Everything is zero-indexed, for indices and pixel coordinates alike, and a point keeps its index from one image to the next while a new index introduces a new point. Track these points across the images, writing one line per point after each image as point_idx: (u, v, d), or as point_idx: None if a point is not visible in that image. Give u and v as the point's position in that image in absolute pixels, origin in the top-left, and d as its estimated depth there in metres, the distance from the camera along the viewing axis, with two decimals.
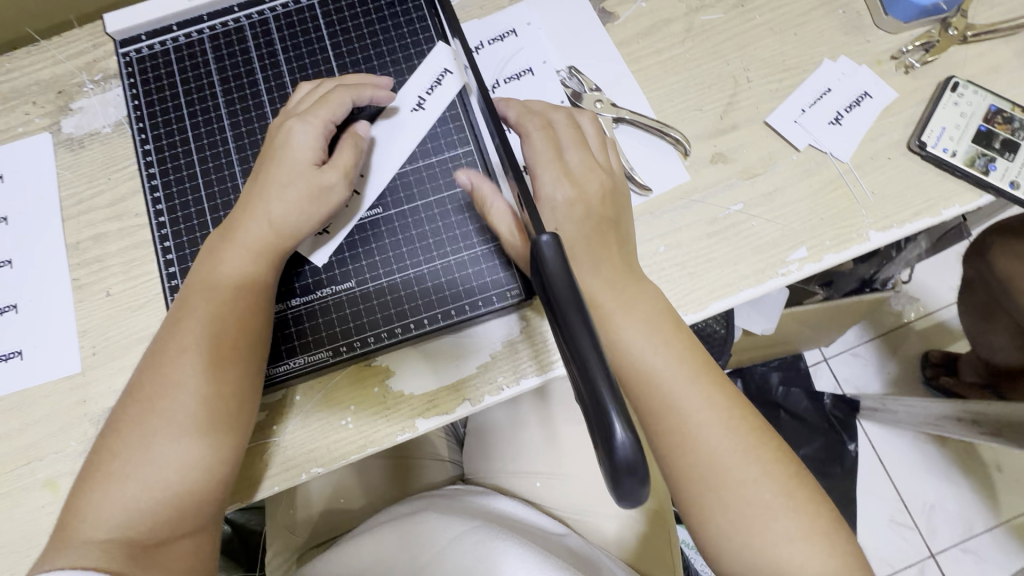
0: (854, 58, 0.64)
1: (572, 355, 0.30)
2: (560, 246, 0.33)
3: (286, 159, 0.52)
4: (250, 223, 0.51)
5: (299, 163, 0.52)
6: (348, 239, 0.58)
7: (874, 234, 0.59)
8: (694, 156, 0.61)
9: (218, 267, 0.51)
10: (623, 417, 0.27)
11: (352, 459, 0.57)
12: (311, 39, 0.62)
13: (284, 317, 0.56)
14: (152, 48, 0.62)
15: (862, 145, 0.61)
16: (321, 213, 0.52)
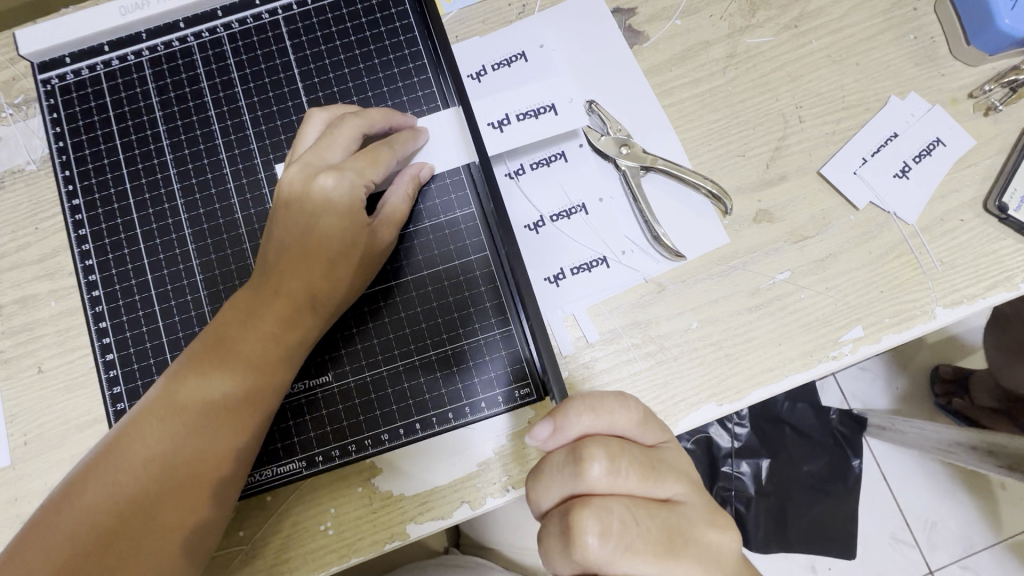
0: (925, 96, 0.54)
1: None
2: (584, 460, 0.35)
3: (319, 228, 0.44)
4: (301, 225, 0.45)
5: (327, 227, 0.44)
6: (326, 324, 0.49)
7: (941, 311, 0.51)
8: (735, 214, 0.52)
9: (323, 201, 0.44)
10: None
11: (332, 570, 0.49)
12: (277, 66, 0.51)
13: None
14: (78, 75, 0.50)
15: (932, 203, 0.52)
16: (347, 267, 0.45)
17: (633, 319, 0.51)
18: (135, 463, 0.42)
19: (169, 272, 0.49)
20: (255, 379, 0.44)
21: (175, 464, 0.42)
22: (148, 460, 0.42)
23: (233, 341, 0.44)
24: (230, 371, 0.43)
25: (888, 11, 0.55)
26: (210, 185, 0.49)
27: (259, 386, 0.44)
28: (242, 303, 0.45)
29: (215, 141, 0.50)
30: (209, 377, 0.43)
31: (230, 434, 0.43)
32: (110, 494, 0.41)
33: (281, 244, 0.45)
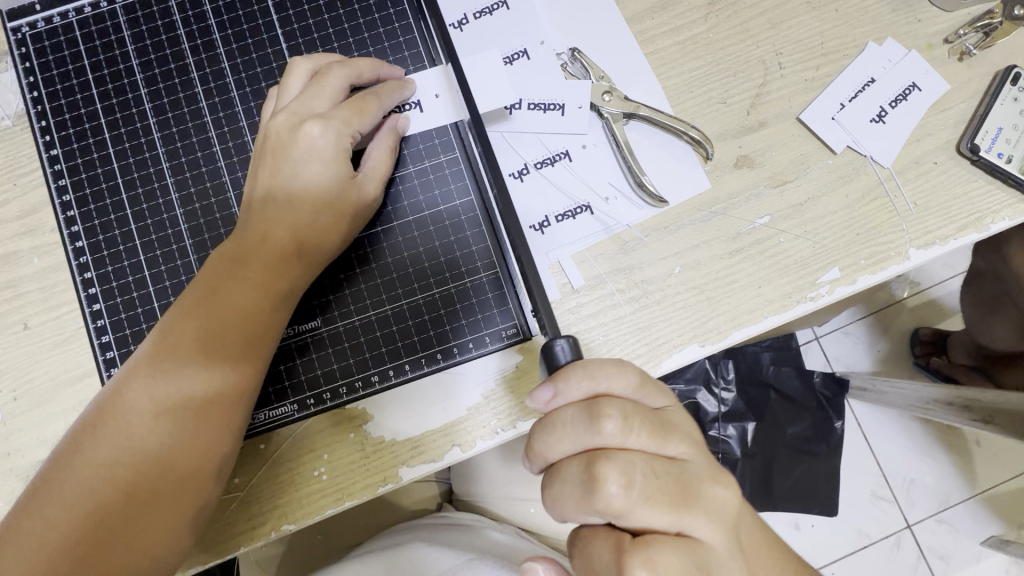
0: (902, 41, 0.54)
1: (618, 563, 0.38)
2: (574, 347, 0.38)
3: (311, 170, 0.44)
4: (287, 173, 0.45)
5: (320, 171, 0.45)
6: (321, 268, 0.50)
7: (914, 252, 0.53)
8: (717, 160, 0.53)
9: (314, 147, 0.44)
10: None
11: (327, 513, 0.51)
12: (254, 11, 0.50)
13: None
14: (50, 22, 0.49)
15: (907, 146, 0.53)
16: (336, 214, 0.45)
17: (618, 265, 0.52)
18: (140, 421, 0.42)
19: (153, 221, 0.49)
20: (245, 334, 0.44)
21: (181, 418, 0.42)
22: (151, 416, 0.42)
23: (222, 302, 0.44)
24: (226, 324, 0.44)
25: None
26: (191, 134, 0.49)
27: (257, 336, 0.44)
28: (234, 257, 0.45)
29: (194, 89, 0.49)
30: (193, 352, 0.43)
31: (228, 392, 0.43)
32: (118, 451, 0.41)
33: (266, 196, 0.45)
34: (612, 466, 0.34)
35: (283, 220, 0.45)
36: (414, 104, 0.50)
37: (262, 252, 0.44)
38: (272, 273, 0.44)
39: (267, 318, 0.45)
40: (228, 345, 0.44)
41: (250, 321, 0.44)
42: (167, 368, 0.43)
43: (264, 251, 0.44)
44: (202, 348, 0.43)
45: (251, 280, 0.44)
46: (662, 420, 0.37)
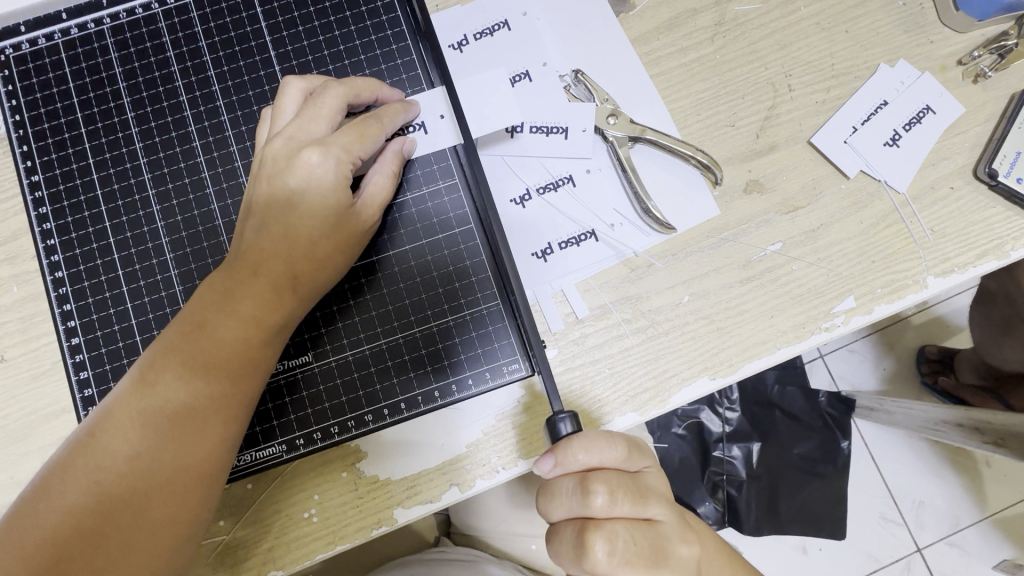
0: (915, 63, 0.53)
1: None
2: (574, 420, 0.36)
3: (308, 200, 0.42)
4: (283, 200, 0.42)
5: (316, 202, 0.42)
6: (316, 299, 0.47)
7: (932, 281, 0.50)
8: (726, 185, 0.51)
9: (313, 174, 0.42)
10: None
11: (317, 558, 0.48)
12: (247, 34, 0.48)
13: None
14: (35, 44, 0.48)
15: (923, 171, 0.52)
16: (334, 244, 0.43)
17: (624, 294, 0.50)
18: (117, 458, 0.39)
19: (137, 250, 0.46)
20: (236, 364, 0.41)
21: (160, 456, 0.40)
22: (130, 453, 0.39)
23: (210, 330, 0.41)
24: (210, 357, 0.41)
25: None
26: (179, 159, 0.47)
27: (244, 373, 0.42)
28: (220, 287, 0.42)
29: (183, 113, 0.47)
30: (178, 381, 0.41)
31: (214, 425, 0.41)
32: (95, 484, 0.39)
33: (261, 222, 0.43)
34: (600, 535, 0.35)
35: (276, 249, 0.42)
36: (421, 129, 0.48)
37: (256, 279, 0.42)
38: (260, 304, 0.42)
39: (258, 352, 0.42)
40: (216, 376, 0.41)
41: (236, 355, 0.42)
42: (148, 403, 0.40)
43: (253, 281, 0.42)
44: (184, 383, 0.41)
45: (242, 308, 0.42)
46: (644, 485, 0.37)
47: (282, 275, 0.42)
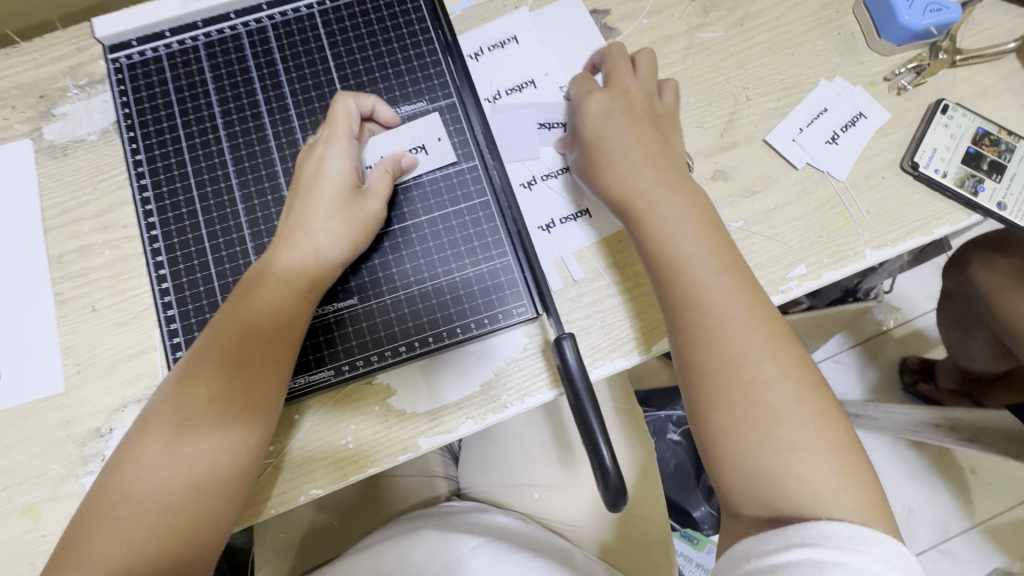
0: (849, 79, 0.65)
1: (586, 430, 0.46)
2: (575, 346, 0.49)
3: (321, 184, 0.53)
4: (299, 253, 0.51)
5: (329, 185, 0.53)
6: (364, 252, 0.57)
7: (870, 252, 0.61)
8: (696, 173, 0.62)
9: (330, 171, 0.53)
10: (609, 451, 0.45)
11: (351, 480, 0.56)
12: (312, 48, 0.59)
13: None
14: (143, 54, 0.58)
15: (858, 164, 0.63)
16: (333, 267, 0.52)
17: (613, 260, 0.60)
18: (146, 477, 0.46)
19: (218, 215, 0.55)
20: (240, 406, 0.48)
21: (184, 471, 0.46)
22: (165, 478, 0.46)
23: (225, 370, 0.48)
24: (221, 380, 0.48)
25: (816, 13, 0.67)
26: (254, 142, 0.57)
27: (256, 402, 0.49)
28: (229, 317, 0.50)
29: (259, 108, 0.57)
30: (193, 415, 0.48)
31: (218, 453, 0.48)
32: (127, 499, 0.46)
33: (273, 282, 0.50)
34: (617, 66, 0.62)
35: (291, 259, 0.51)
36: (423, 149, 0.58)
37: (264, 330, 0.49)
38: (265, 323, 0.49)
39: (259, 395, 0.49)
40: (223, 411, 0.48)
41: (243, 372, 0.48)
42: (175, 429, 0.47)
43: (258, 308, 0.50)
44: (205, 403, 0.48)
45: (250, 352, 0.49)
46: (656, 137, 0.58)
47: (304, 270, 0.51)
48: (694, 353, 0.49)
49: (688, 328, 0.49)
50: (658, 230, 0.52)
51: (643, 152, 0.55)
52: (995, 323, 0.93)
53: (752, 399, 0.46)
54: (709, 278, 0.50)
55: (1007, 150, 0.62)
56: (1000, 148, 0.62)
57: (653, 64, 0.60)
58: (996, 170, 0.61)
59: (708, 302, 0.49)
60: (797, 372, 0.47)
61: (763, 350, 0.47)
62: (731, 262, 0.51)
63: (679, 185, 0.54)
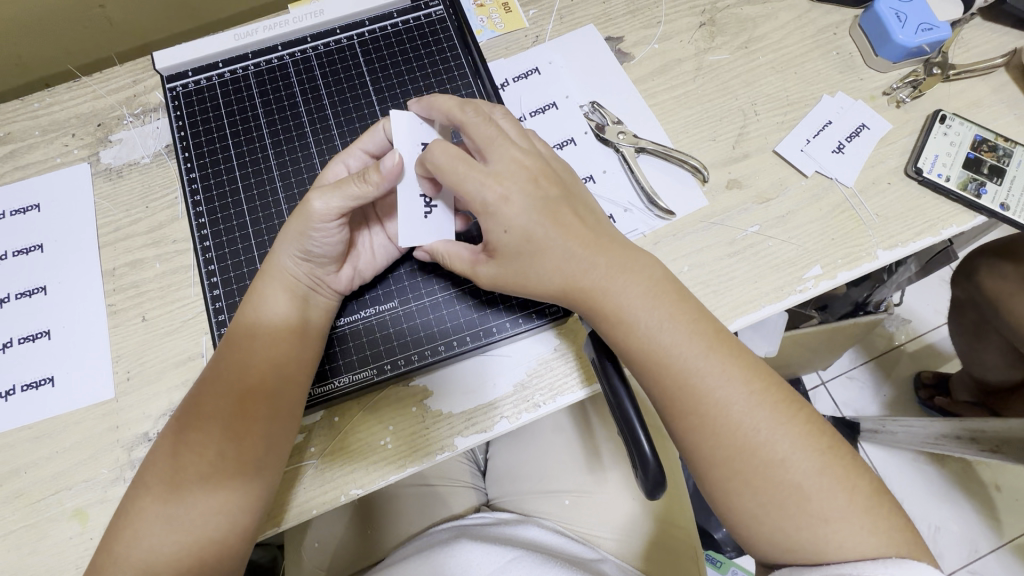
0: (850, 94, 0.69)
1: (626, 423, 0.48)
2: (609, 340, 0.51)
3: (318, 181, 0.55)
4: (276, 300, 0.52)
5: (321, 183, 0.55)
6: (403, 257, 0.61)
7: (882, 253, 0.63)
8: (711, 182, 0.66)
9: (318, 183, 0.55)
10: (648, 439, 0.47)
11: (390, 480, 0.57)
12: (352, 75, 0.63)
13: (338, 334, 0.59)
14: (198, 83, 0.63)
15: (864, 171, 0.66)
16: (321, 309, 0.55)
17: None
18: (141, 540, 0.46)
19: (266, 227, 0.59)
20: (229, 458, 0.48)
21: (182, 530, 0.47)
22: (165, 535, 0.46)
23: (203, 428, 0.49)
24: (213, 441, 0.48)
25: (815, 36, 0.72)
26: (300, 161, 0.61)
27: (244, 453, 0.49)
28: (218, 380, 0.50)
29: (304, 129, 0.62)
30: (185, 473, 0.48)
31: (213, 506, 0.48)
32: (128, 557, 0.46)
33: (248, 337, 0.51)
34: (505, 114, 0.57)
35: (269, 308, 0.52)
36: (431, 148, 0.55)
37: (241, 385, 0.50)
38: (249, 377, 0.50)
39: (244, 447, 0.49)
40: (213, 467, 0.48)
41: (235, 431, 0.49)
42: (171, 491, 0.48)
43: (245, 360, 0.50)
44: (198, 463, 0.48)
45: (228, 406, 0.49)
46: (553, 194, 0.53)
47: (292, 321, 0.53)
48: (666, 405, 0.50)
49: (657, 382, 0.49)
50: (588, 285, 0.51)
51: (572, 238, 0.51)
52: (1006, 329, 0.95)
53: (725, 433, 0.47)
54: (657, 332, 0.49)
55: (1006, 156, 0.66)
56: (998, 154, 0.66)
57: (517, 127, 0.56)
58: (996, 173, 0.65)
59: (668, 357, 0.49)
60: (760, 397, 0.48)
61: (725, 382, 0.48)
62: (673, 300, 0.51)
63: (610, 262, 0.51)
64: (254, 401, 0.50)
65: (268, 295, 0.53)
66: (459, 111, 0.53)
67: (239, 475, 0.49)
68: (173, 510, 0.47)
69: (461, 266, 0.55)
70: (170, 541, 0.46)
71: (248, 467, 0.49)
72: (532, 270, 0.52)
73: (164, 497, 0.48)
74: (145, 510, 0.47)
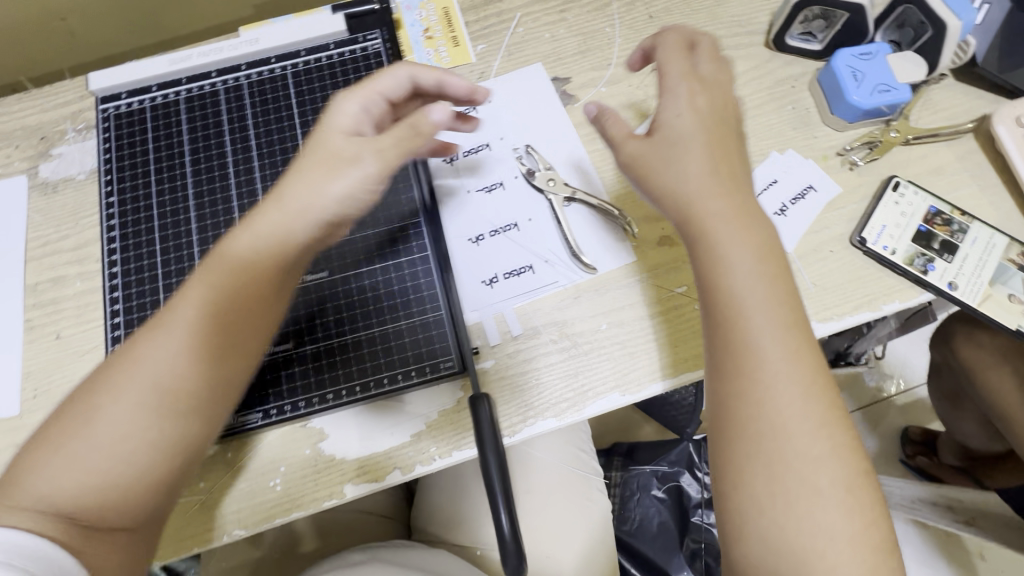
0: (801, 152, 0.66)
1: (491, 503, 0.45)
2: (489, 408, 0.49)
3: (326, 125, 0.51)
4: (260, 225, 0.47)
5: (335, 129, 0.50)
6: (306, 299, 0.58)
7: (815, 325, 0.60)
8: (642, 238, 0.63)
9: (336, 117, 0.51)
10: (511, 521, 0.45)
11: (276, 522, 0.56)
12: (281, 107, 0.63)
13: None
14: (130, 106, 0.63)
15: (807, 235, 0.63)
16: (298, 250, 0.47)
17: (553, 319, 0.61)
18: (69, 466, 0.41)
19: (175, 257, 0.58)
20: (179, 399, 0.43)
21: (102, 467, 0.41)
22: (86, 469, 0.41)
23: (164, 349, 0.43)
24: (208, 364, 0.44)
25: (772, 87, 0.69)
26: (217, 190, 0.60)
27: (210, 391, 0.45)
28: (189, 308, 0.45)
29: (226, 158, 0.61)
30: (132, 402, 0.42)
31: (149, 454, 0.43)
32: (50, 482, 0.41)
33: (232, 274, 0.46)
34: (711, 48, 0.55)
35: (250, 238, 0.47)
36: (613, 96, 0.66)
37: (201, 321, 0.44)
38: (227, 315, 0.45)
39: (197, 392, 0.44)
40: (162, 404, 0.43)
41: (234, 357, 0.46)
42: (97, 421, 0.42)
43: (225, 294, 0.45)
44: (141, 395, 0.43)
45: (186, 342, 0.44)
46: (739, 174, 0.50)
47: (257, 264, 0.46)
48: (730, 414, 0.44)
49: (736, 389, 0.44)
50: (709, 213, 0.47)
51: (708, 161, 0.48)
52: (982, 400, 0.89)
53: (761, 402, 0.43)
54: (767, 334, 0.44)
55: (960, 231, 0.61)
56: (953, 228, 0.62)
57: (715, 58, 0.54)
58: (947, 250, 0.61)
59: (762, 361, 0.43)
60: (841, 453, 0.42)
61: (806, 425, 0.42)
62: (779, 268, 0.46)
63: (761, 246, 0.46)
64: (209, 343, 0.44)
65: (258, 229, 0.47)
66: (697, 40, 0.56)
67: (186, 421, 0.44)
68: (111, 447, 0.42)
69: (619, 132, 0.54)
70: (100, 479, 0.41)
71: (197, 413, 0.44)
72: (665, 170, 0.49)
73: (110, 407, 0.42)
74: (83, 431, 0.42)
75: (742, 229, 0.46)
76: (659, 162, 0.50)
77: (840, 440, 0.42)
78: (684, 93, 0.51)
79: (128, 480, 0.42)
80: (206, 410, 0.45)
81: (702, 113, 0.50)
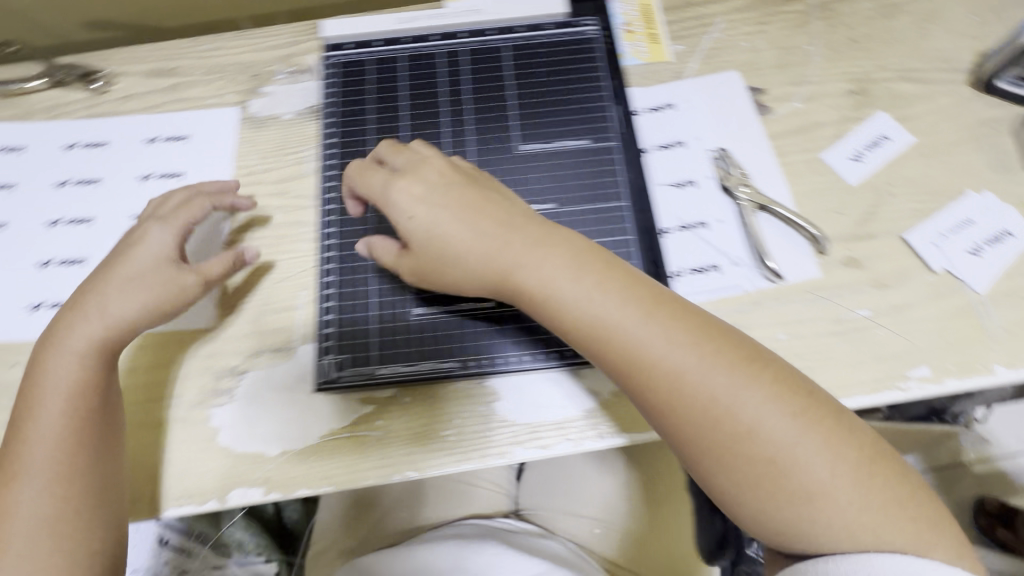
0: (999, 195, 0.65)
1: None
2: None
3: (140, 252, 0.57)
4: (75, 333, 0.55)
5: (151, 256, 0.57)
6: None
7: (1002, 369, 0.59)
8: (829, 256, 0.63)
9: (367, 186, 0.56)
10: None
11: (444, 471, 0.58)
12: (496, 77, 0.65)
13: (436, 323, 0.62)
14: (354, 56, 0.66)
15: (999, 279, 0.62)
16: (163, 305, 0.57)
17: (734, 321, 0.61)
18: (36, 493, 0.51)
19: None
20: (73, 450, 0.52)
21: (59, 507, 0.51)
22: (39, 503, 0.51)
23: (52, 373, 0.53)
24: (77, 397, 0.53)
25: (972, 127, 0.68)
26: (431, 148, 0.62)
27: (67, 444, 0.52)
28: (41, 418, 0.52)
29: (441, 119, 0.63)
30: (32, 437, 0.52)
31: (26, 492, 0.51)
32: (37, 517, 0.50)
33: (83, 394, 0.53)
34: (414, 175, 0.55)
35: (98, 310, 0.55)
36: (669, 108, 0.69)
37: (75, 414, 0.53)
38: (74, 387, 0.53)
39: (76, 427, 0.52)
40: (60, 443, 0.52)
41: (112, 435, 0.54)
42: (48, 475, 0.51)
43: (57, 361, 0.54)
44: (62, 441, 0.52)
45: (68, 440, 0.52)
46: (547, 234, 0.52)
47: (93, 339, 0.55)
48: (746, 489, 0.47)
49: (745, 458, 0.46)
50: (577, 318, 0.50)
51: (471, 227, 0.53)
52: None
53: (758, 453, 0.46)
54: (696, 372, 0.47)
55: None
56: None
57: (403, 151, 0.58)
58: None
59: (761, 431, 0.46)
60: (866, 470, 0.46)
61: (822, 457, 0.46)
62: (617, 278, 0.50)
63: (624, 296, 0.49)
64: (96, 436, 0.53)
65: (109, 288, 0.56)
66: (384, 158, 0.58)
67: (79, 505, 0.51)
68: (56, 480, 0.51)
69: (460, 242, 0.53)
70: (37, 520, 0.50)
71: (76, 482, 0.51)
72: (522, 267, 0.51)
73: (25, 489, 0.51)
74: (19, 481, 0.51)
75: (626, 288, 0.50)
76: (589, 320, 0.49)
77: (844, 452, 0.46)
78: (412, 187, 0.55)
79: (23, 526, 0.50)
80: (87, 472, 0.52)
81: (446, 176, 0.55)
